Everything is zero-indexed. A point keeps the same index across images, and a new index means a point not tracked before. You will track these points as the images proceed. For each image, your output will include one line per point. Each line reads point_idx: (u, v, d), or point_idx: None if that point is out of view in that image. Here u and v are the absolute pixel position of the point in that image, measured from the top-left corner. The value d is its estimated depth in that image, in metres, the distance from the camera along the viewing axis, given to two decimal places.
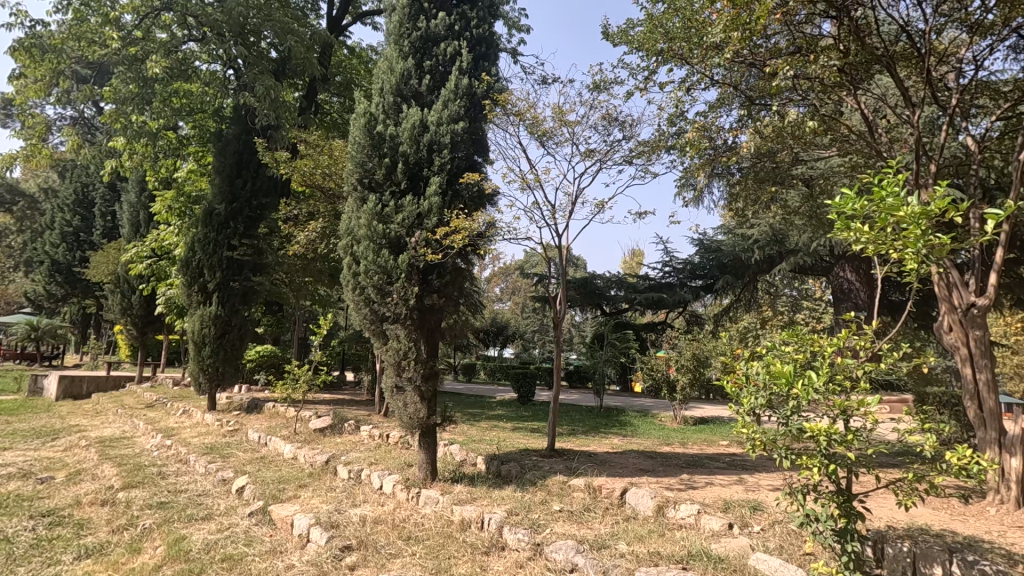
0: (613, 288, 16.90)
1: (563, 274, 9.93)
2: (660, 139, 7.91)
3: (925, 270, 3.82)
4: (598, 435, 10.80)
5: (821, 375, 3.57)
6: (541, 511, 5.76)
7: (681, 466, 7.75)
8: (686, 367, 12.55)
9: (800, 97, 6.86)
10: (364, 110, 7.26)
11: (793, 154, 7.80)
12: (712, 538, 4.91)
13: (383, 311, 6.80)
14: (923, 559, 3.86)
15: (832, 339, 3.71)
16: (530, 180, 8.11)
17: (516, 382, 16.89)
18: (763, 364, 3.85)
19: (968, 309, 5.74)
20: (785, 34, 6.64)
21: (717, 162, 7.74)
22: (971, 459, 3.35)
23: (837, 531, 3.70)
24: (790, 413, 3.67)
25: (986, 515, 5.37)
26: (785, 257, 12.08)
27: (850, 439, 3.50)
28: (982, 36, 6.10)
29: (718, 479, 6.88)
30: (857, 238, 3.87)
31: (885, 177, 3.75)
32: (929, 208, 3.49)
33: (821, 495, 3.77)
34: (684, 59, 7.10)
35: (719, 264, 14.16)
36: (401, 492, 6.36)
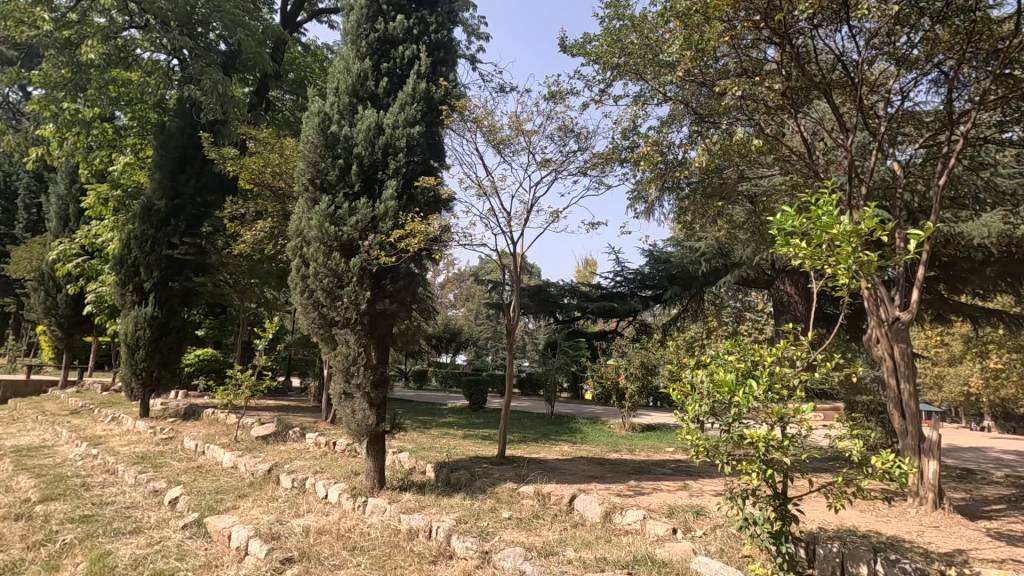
0: (566, 296, 17.14)
1: (517, 282, 9.95)
2: (614, 151, 8.10)
3: (855, 286, 4.07)
4: (549, 442, 10.87)
5: (761, 383, 3.73)
6: (490, 519, 5.74)
7: (629, 472, 7.89)
8: (635, 375, 12.83)
9: (746, 117, 7.20)
10: (317, 109, 7.08)
11: (739, 170, 8.13)
12: (657, 543, 5.03)
13: (332, 315, 6.61)
14: (850, 559, 4.12)
15: (771, 349, 3.88)
16: (486, 188, 8.15)
17: (468, 389, 16.79)
18: (708, 373, 3.99)
19: (893, 323, 6.15)
20: (732, 56, 6.97)
21: (668, 176, 7.95)
22: (893, 463, 3.58)
23: (773, 534, 3.87)
24: (732, 420, 3.84)
25: (907, 516, 5.72)
26: (730, 270, 12.46)
27: (786, 445, 3.68)
28: (908, 69, 6.58)
29: (663, 485, 7.04)
30: (795, 254, 4.10)
31: (820, 198, 3.99)
32: (859, 227, 3.75)
33: (760, 499, 3.94)
34: (639, 76, 7.29)
35: (668, 275, 14.49)
36: (347, 501, 6.21)
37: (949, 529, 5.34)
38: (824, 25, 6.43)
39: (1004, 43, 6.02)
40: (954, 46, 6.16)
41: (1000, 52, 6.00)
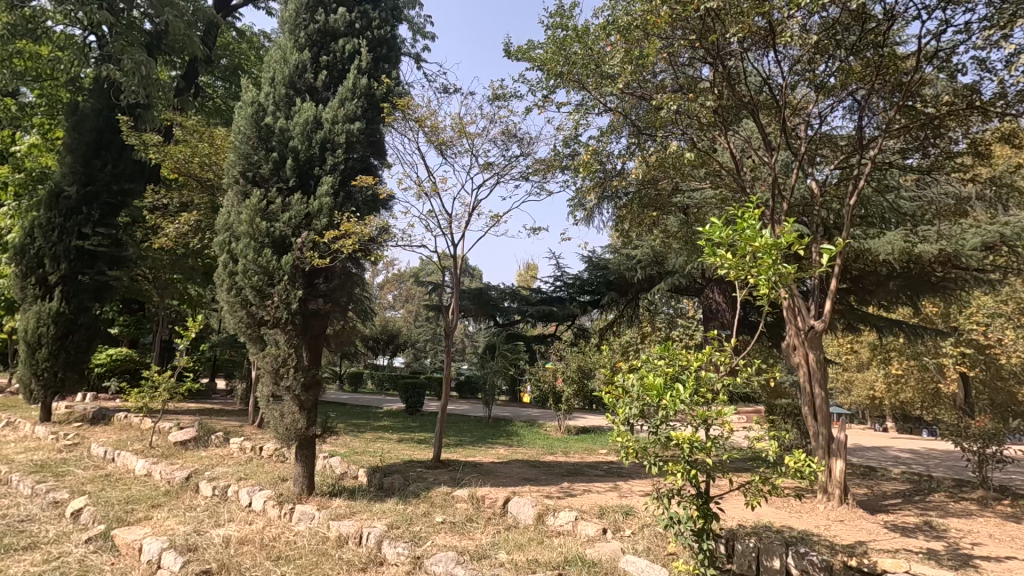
0: (505, 300, 16.92)
1: (457, 284, 9.89)
2: (555, 158, 8.24)
3: (774, 295, 4.34)
4: (485, 445, 10.86)
5: (687, 387, 3.91)
6: (423, 523, 5.66)
7: (563, 474, 8.01)
8: (571, 378, 13.07)
9: (680, 131, 7.52)
10: (251, 98, 6.76)
11: (673, 182, 8.46)
12: (587, 543, 5.13)
13: (261, 315, 6.32)
14: (765, 554, 4.45)
15: (697, 354, 4.05)
16: (427, 188, 8.08)
17: (405, 392, 16.52)
18: (638, 376, 4.12)
19: (809, 331, 6.59)
20: (669, 72, 7.26)
21: (606, 185, 8.16)
22: (804, 462, 3.83)
23: (695, 531, 4.05)
24: (660, 422, 3.99)
25: (816, 511, 6.12)
26: (664, 277, 12.90)
27: (709, 446, 3.86)
28: (826, 95, 7.09)
29: (595, 486, 7.19)
30: (721, 264, 4.31)
31: (745, 211, 4.22)
32: (779, 240, 4.00)
33: (684, 498, 4.11)
34: (581, 85, 7.45)
35: (605, 281, 14.63)
36: (273, 509, 5.95)
37: (853, 522, 5.76)
38: (753, 49, 6.82)
39: (906, 78, 6.61)
40: (865, 77, 6.70)
41: (904, 85, 6.58)
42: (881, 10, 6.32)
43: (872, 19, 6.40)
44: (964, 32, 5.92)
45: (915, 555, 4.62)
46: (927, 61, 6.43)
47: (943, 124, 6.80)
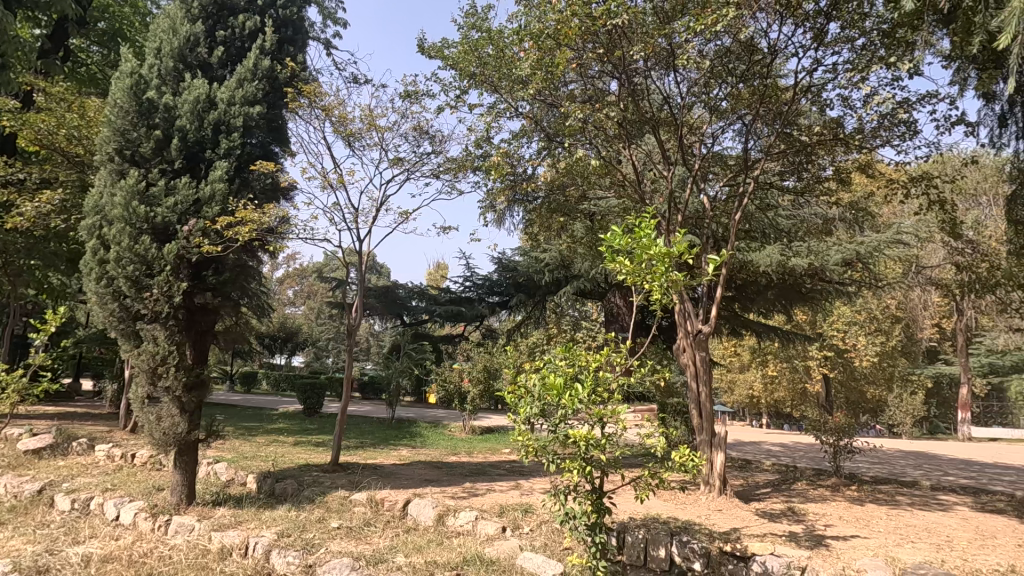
0: (414, 299, 16.96)
1: (362, 281, 9.56)
2: (467, 158, 8.23)
3: (666, 301, 4.64)
4: (387, 447, 10.60)
5: (585, 387, 4.06)
6: (316, 530, 5.41)
7: (465, 474, 8.00)
8: (477, 378, 13.12)
9: (587, 140, 7.80)
10: (131, 69, 6.08)
11: (580, 190, 8.73)
12: (486, 542, 5.19)
13: (137, 308, 5.74)
14: (652, 544, 4.88)
15: (596, 355, 4.23)
16: (333, 180, 7.76)
17: (303, 393, 15.73)
18: (539, 377, 4.24)
19: (696, 335, 7.09)
20: (579, 83, 7.52)
21: (516, 188, 8.27)
22: (689, 456, 4.13)
23: (589, 525, 4.22)
24: (559, 420, 4.13)
25: (698, 502, 6.60)
26: (570, 281, 13.21)
27: (604, 444, 4.04)
28: (718, 118, 7.66)
29: (497, 485, 7.25)
30: (620, 270, 4.54)
31: (642, 220, 4.46)
32: (671, 250, 4.28)
33: (580, 494, 4.27)
34: (494, 88, 7.48)
35: (514, 283, 14.93)
36: (145, 522, 5.42)
37: (729, 511, 6.28)
38: (655, 68, 7.25)
39: (785, 107, 7.33)
40: (751, 103, 7.35)
41: (783, 113, 7.30)
42: (766, 45, 7.02)
43: (758, 52, 7.11)
44: (832, 72, 6.67)
45: (779, 538, 5.11)
46: (802, 94, 7.17)
47: (815, 151, 7.61)
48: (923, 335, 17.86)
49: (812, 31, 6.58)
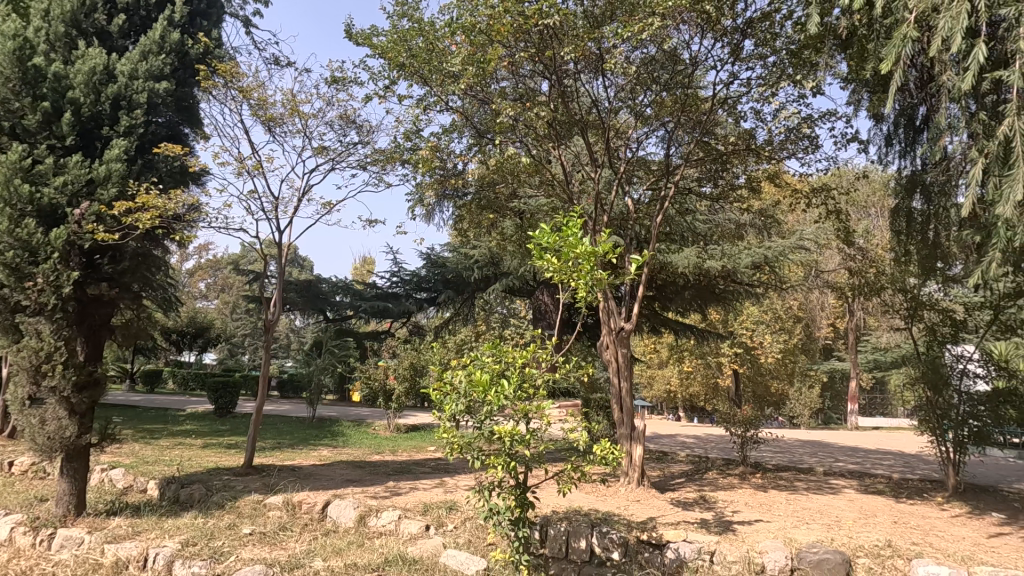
0: (338, 294, 16.37)
1: (282, 274, 9.08)
2: (395, 151, 8.04)
3: (591, 299, 4.77)
4: (306, 447, 10.17)
5: (511, 383, 4.10)
6: (226, 537, 5.10)
7: (388, 473, 7.82)
8: (403, 376, 12.90)
9: (517, 138, 7.86)
10: (12, 28, 5.36)
11: (510, 187, 8.77)
12: (409, 542, 5.12)
13: (18, 299, 5.16)
14: (573, 536, 5.02)
15: (522, 351, 4.26)
16: (250, 167, 7.33)
17: (214, 392, 14.77)
18: (465, 373, 4.23)
19: (619, 332, 7.31)
20: (511, 80, 7.55)
21: (445, 183, 8.17)
22: (610, 449, 4.27)
23: (512, 520, 4.25)
24: (484, 417, 4.13)
25: (618, 494, 6.85)
26: (499, 278, 13.21)
27: (528, 439, 4.10)
28: (643, 124, 7.94)
29: (421, 484, 7.15)
30: (547, 267, 4.61)
31: (569, 220, 4.55)
32: (597, 249, 4.40)
33: (504, 490, 4.30)
34: (424, 80, 7.33)
35: (442, 279, 14.77)
36: (24, 538, 4.88)
37: (646, 501, 6.56)
38: (584, 71, 7.42)
39: (704, 117, 7.73)
40: (673, 111, 7.69)
41: (702, 123, 7.69)
42: (688, 56, 7.36)
43: (681, 63, 7.44)
44: (746, 86, 7.10)
45: (692, 525, 5.39)
46: (719, 106, 7.60)
47: (729, 160, 8.07)
48: (819, 333, 19.49)
49: (730, 46, 6.97)
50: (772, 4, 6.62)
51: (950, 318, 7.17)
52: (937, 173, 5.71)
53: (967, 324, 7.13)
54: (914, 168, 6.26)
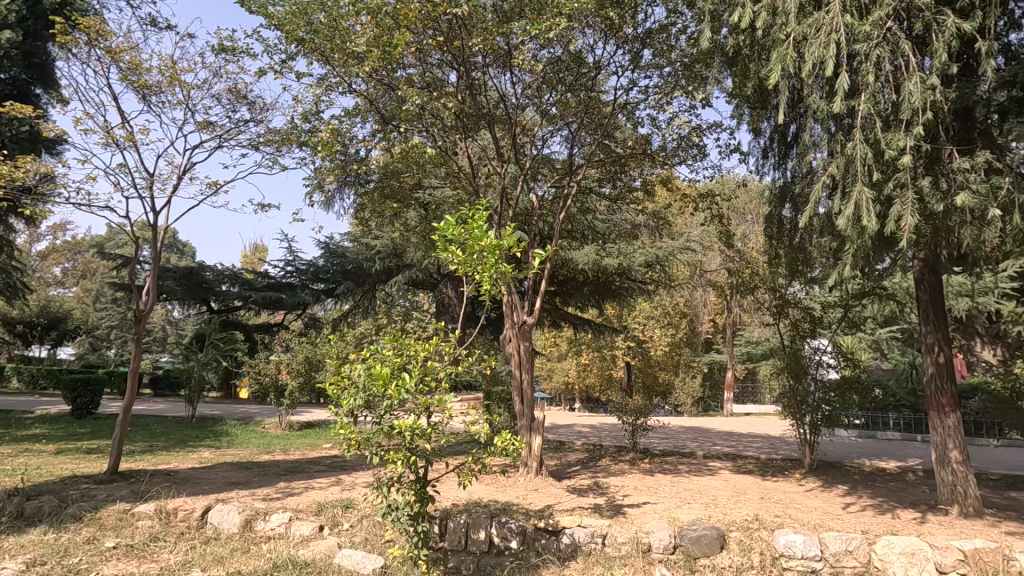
0: (224, 283, 15.11)
1: (157, 259, 8.22)
2: (292, 131, 7.57)
3: (495, 292, 4.81)
4: (184, 449, 9.32)
5: (413, 376, 4.03)
6: (83, 553, 4.54)
7: (279, 474, 7.39)
8: (297, 370, 12.26)
9: (423, 128, 7.71)
10: None
11: (415, 177, 8.59)
12: (300, 544, 4.89)
13: None
14: (473, 527, 5.10)
15: (425, 344, 4.20)
16: (120, 137, 6.55)
17: (72, 391, 13.10)
18: (365, 367, 4.09)
19: (521, 325, 7.46)
20: (418, 68, 7.40)
21: (346, 169, 7.81)
22: (510, 440, 4.38)
23: (411, 516, 4.19)
24: (384, 412, 4.02)
25: (517, 483, 6.98)
26: (401, 270, 12.87)
27: (429, 433, 4.05)
28: (549, 122, 8.11)
29: (315, 483, 6.83)
30: (452, 260, 4.57)
31: (475, 213, 4.57)
32: (501, 242, 4.47)
33: (403, 485, 4.22)
34: (325, 58, 6.96)
35: (342, 270, 14.20)
36: None
37: (544, 489, 6.75)
38: (493, 65, 7.45)
39: (605, 120, 8.06)
40: (577, 112, 7.93)
41: (603, 125, 8.02)
42: (592, 60, 7.64)
43: (585, 66, 7.69)
44: (644, 93, 7.49)
45: (586, 511, 5.62)
46: (619, 110, 7.96)
47: (628, 163, 8.49)
48: (702, 328, 21.18)
49: (630, 53, 7.32)
50: (669, 18, 7.03)
51: (810, 315, 8.09)
52: (802, 185, 6.41)
53: (823, 319, 8.07)
54: (785, 179, 6.96)
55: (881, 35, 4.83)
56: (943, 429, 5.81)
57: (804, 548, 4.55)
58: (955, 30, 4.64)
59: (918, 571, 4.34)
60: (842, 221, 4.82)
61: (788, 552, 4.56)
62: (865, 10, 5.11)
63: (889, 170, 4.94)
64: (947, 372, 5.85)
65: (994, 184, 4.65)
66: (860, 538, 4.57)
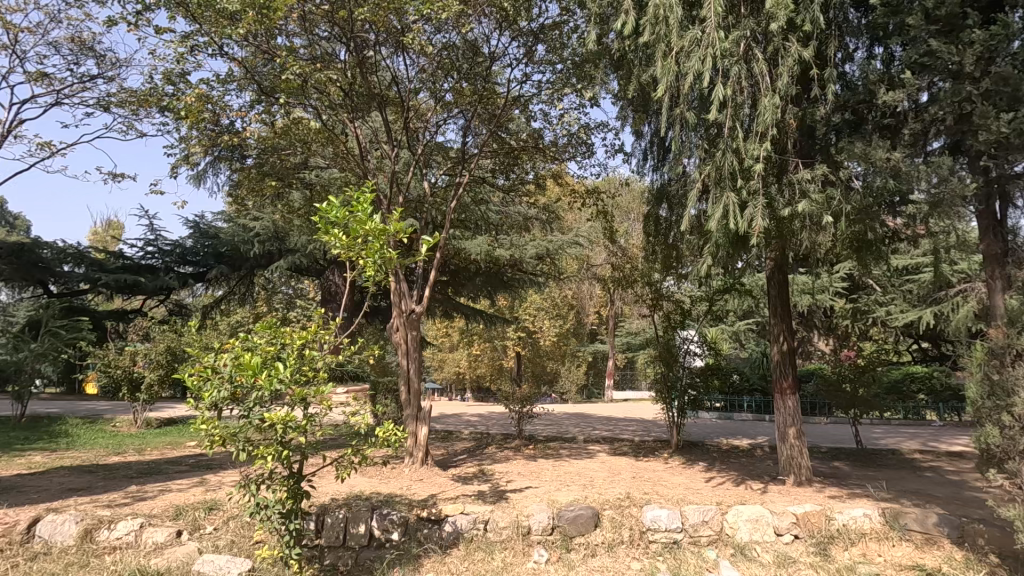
0: (67, 263, 12.96)
1: None
2: (151, 93, 6.74)
3: (379, 278, 4.67)
4: (7, 454, 8.02)
5: (287, 366, 3.78)
6: None
7: (130, 476, 6.63)
8: (157, 362, 11.09)
9: (307, 103, 7.24)
10: None
11: (299, 155, 8.04)
12: (152, 553, 4.44)
13: None
14: (352, 522, 4.94)
15: (302, 332, 3.96)
16: None
17: None
18: (232, 356, 3.78)
19: (409, 314, 7.29)
20: (303, 37, 6.95)
21: (217, 141, 7.09)
22: (392, 431, 4.30)
23: (283, 514, 3.94)
24: (253, 404, 3.74)
25: (401, 474, 6.86)
26: (285, 256, 11.56)
27: (304, 426, 3.83)
28: (443, 108, 7.99)
29: (173, 484, 6.21)
30: (334, 244, 4.38)
31: (360, 196, 4.40)
32: (387, 227, 4.32)
33: (274, 482, 3.96)
34: (191, 15, 6.26)
35: (214, 252, 11.76)
36: None
37: (429, 479, 6.70)
38: (385, 44, 7.18)
39: (499, 111, 8.11)
40: (471, 101, 7.87)
41: (496, 117, 8.05)
42: (487, 50, 7.64)
43: (481, 55, 7.67)
44: (537, 87, 7.64)
45: (469, 498, 5.66)
46: (512, 103, 8.03)
47: (520, 156, 8.62)
48: (588, 319, 22.19)
49: (524, 47, 7.41)
50: (561, 16, 7.21)
51: (680, 307, 8.76)
52: (677, 187, 6.93)
53: (692, 312, 8.79)
54: (662, 181, 7.45)
55: (741, 53, 5.35)
56: (784, 409, 6.59)
57: (667, 522, 4.94)
58: (798, 56, 5.29)
59: (760, 535, 4.89)
60: (710, 222, 5.28)
61: (653, 526, 4.93)
62: (730, 29, 5.62)
63: (746, 177, 5.49)
64: (789, 359, 6.64)
65: (828, 195, 5.34)
66: (714, 510, 5.04)
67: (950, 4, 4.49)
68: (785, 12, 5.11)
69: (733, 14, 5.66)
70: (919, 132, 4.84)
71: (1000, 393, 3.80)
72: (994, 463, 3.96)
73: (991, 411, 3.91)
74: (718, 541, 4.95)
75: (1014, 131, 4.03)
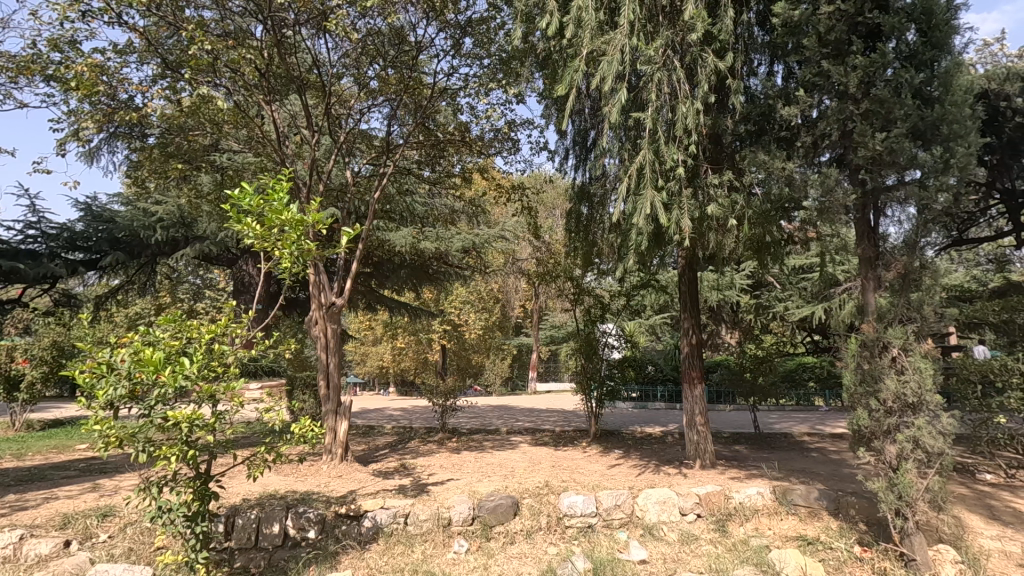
0: None
1: None
2: (34, 59, 6.10)
3: (296, 270, 4.49)
4: None
5: (193, 361, 3.58)
6: None
7: (7, 485, 5.97)
8: (41, 358, 10.29)
9: (218, 81, 6.82)
10: None
11: (210, 137, 7.58)
12: (35, 567, 4.06)
13: None
14: (265, 522, 4.77)
15: (209, 326, 3.76)
16: None
17: None
18: (131, 350, 3.52)
19: (330, 307, 7.03)
20: (214, 10, 6.56)
21: (114, 116, 6.52)
22: (309, 427, 4.18)
23: (188, 516, 3.74)
24: (155, 402, 3.51)
25: (318, 471, 6.67)
26: (192, 244, 10.67)
27: (212, 423, 3.64)
28: (367, 96, 7.77)
29: (61, 491, 5.67)
30: (247, 233, 4.18)
31: (276, 184, 4.22)
32: (305, 217, 4.17)
33: (179, 484, 3.74)
34: None
35: (109, 238, 10.10)
36: None
37: (348, 475, 6.55)
38: (306, 25, 6.89)
39: (426, 102, 8.00)
40: (397, 91, 7.70)
41: (423, 108, 7.95)
42: (414, 39, 7.53)
43: (407, 43, 7.54)
44: (464, 80, 7.63)
45: (389, 493, 5.63)
46: (439, 95, 7.95)
47: (446, 148, 8.58)
48: (513, 313, 22.49)
49: (452, 40, 7.37)
50: (489, 11, 7.25)
51: (600, 302, 9.07)
52: (599, 186, 7.17)
53: (611, 306, 9.14)
54: (584, 179, 7.70)
55: (660, 61, 5.61)
56: (693, 398, 7.02)
57: (583, 506, 5.15)
58: (713, 67, 5.63)
59: (667, 516, 5.24)
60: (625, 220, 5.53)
61: (570, 511, 5.13)
62: (649, 36, 5.90)
63: (662, 178, 5.80)
64: (697, 351, 7.08)
65: (732, 199, 5.78)
66: (627, 494, 5.35)
67: (839, 30, 4.97)
68: (701, 24, 5.44)
69: (653, 23, 5.96)
70: (810, 144, 5.33)
71: (869, 380, 4.29)
72: (863, 442, 4.47)
73: (862, 396, 4.39)
74: (630, 523, 5.24)
75: (886, 148, 4.56)
